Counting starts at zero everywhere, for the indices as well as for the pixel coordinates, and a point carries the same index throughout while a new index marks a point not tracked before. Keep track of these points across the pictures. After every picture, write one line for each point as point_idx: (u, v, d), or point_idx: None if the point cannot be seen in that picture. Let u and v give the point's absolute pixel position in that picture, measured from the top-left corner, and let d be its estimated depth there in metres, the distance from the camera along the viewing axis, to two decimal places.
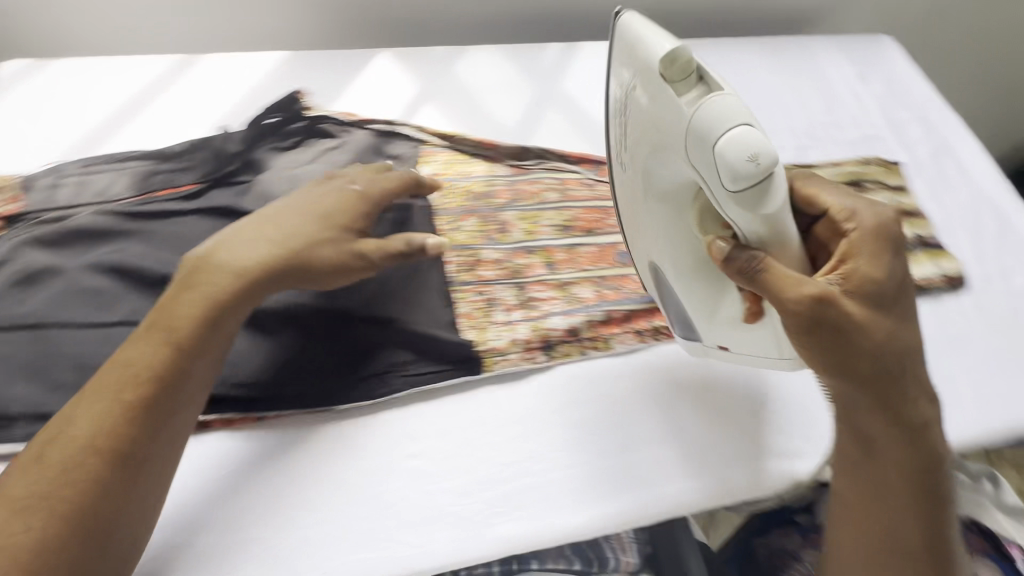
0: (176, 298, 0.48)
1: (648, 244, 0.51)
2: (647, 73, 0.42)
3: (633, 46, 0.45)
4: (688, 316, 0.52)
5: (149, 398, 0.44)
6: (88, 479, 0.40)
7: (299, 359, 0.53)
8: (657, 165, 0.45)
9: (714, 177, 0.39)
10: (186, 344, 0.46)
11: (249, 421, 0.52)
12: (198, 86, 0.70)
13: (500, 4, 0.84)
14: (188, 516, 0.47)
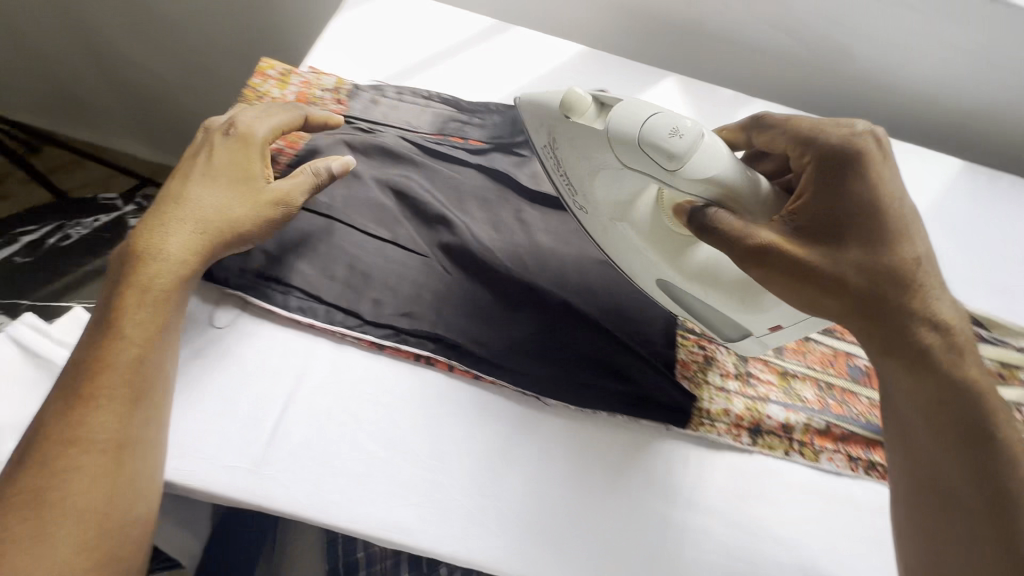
0: (171, 230, 0.49)
1: (648, 266, 0.52)
2: (565, 126, 0.49)
3: (538, 110, 0.51)
4: (734, 324, 0.51)
5: (118, 461, 0.42)
6: (95, 506, 0.41)
7: (532, 347, 0.54)
8: (604, 182, 0.50)
9: (654, 161, 0.44)
10: (100, 390, 0.43)
11: (468, 377, 0.52)
12: (504, 52, 0.74)
13: (800, 63, 0.80)
14: (395, 441, 0.49)
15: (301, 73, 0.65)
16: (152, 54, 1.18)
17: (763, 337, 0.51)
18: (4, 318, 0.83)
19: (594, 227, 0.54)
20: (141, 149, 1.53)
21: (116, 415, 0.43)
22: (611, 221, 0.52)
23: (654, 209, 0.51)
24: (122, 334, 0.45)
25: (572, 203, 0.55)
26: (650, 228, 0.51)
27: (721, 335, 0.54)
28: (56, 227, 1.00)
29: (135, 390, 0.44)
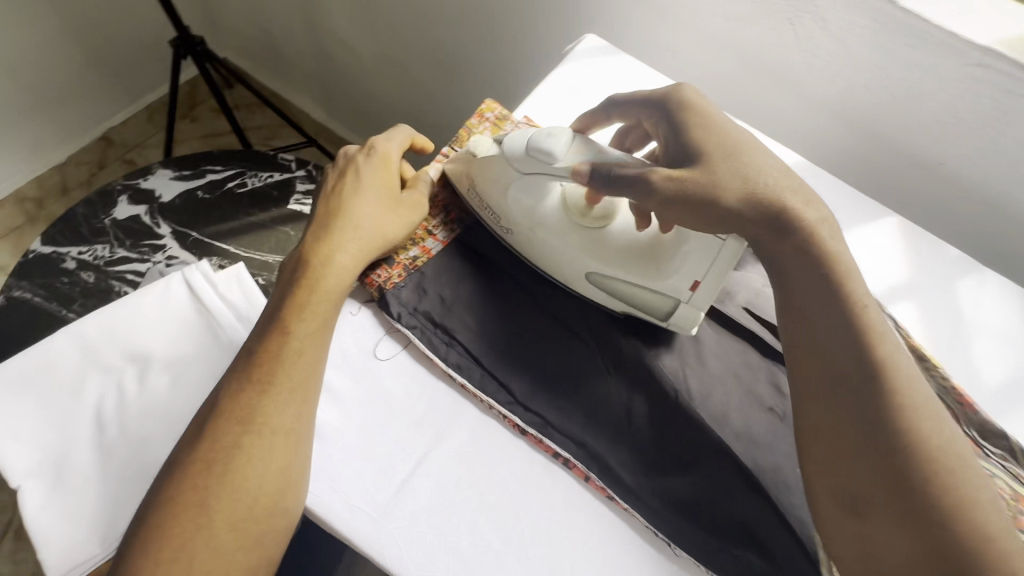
0: (338, 246, 0.51)
1: (572, 265, 0.55)
2: (479, 165, 0.56)
3: (461, 161, 0.58)
4: (662, 298, 0.53)
5: (279, 450, 0.43)
6: (249, 500, 0.42)
7: (679, 488, 0.49)
8: (518, 194, 0.55)
9: (542, 163, 0.52)
10: (282, 379, 0.45)
11: (602, 494, 0.49)
12: None
13: None
14: (512, 536, 0.47)
15: (516, 120, 0.65)
16: (358, 35, 1.26)
17: (692, 300, 0.52)
18: (176, 243, 1.00)
19: (521, 243, 0.56)
20: (315, 109, 1.65)
21: (278, 430, 0.44)
22: (530, 232, 0.55)
23: (561, 211, 0.55)
24: (302, 351, 0.47)
25: (495, 228, 0.57)
26: (562, 229, 0.55)
27: (655, 317, 0.54)
28: (237, 172, 1.07)
29: (299, 407, 0.45)
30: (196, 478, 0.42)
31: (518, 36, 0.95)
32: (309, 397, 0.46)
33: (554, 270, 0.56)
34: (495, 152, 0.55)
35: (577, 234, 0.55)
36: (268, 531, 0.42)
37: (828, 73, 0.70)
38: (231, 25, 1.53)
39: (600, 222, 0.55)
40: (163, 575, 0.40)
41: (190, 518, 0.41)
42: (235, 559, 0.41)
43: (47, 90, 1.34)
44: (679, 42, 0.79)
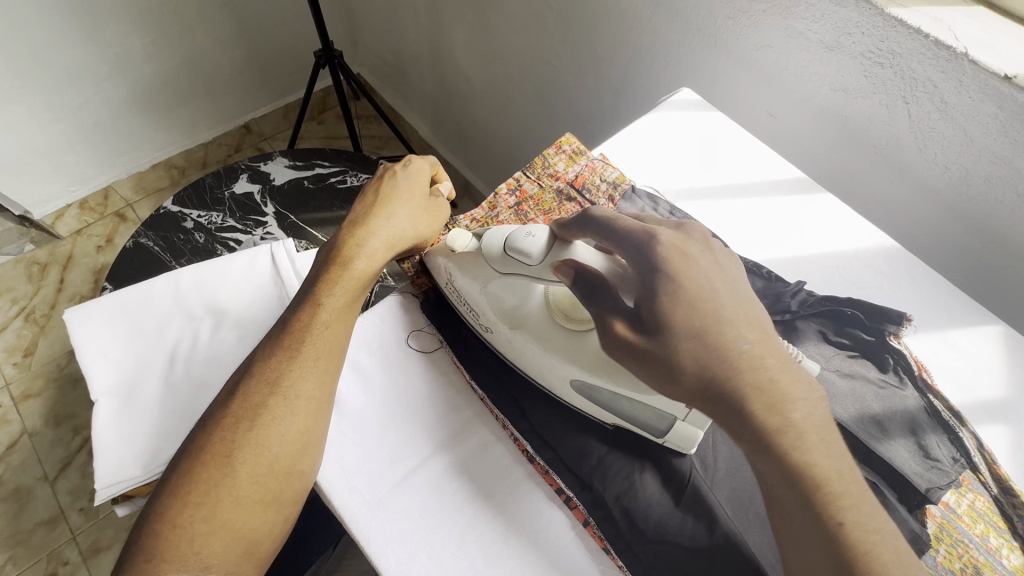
0: (372, 232, 0.55)
1: (551, 368, 0.49)
2: (466, 266, 0.52)
3: (446, 262, 0.54)
4: (654, 412, 0.46)
5: (295, 412, 0.46)
6: (263, 452, 0.45)
7: None
8: (498, 293, 0.51)
9: (518, 263, 0.48)
10: (316, 352, 0.49)
11: (598, 544, 0.46)
12: (798, 214, 0.66)
13: None
14: (498, 560, 0.45)
15: (591, 157, 0.67)
16: (474, 67, 1.36)
17: (689, 415, 0.44)
18: (275, 222, 1.12)
19: (502, 342, 0.52)
20: (423, 128, 1.78)
21: (302, 392, 0.47)
22: (509, 331, 0.51)
23: (544, 311, 0.51)
24: (330, 327, 0.50)
25: (474, 324, 0.54)
26: (542, 332, 0.50)
27: (651, 432, 0.47)
28: (341, 170, 1.18)
29: (322, 375, 0.48)
30: (227, 431, 0.45)
31: (618, 83, 0.98)
32: (333, 363, 0.49)
33: (537, 373, 0.51)
34: (476, 246, 0.51)
35: (559, 336, 0.49)
36: (288, 488, 0.45)
37: (942, 159, 0.65)
38: (370, 45, 1.72)
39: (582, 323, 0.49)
40: (192, 517, 0.42)
41: (212, 463, 0.44)
42: (254, 511, 0.43)
43: (211, 79, 1.58)
44: (780, 108, 0.77)
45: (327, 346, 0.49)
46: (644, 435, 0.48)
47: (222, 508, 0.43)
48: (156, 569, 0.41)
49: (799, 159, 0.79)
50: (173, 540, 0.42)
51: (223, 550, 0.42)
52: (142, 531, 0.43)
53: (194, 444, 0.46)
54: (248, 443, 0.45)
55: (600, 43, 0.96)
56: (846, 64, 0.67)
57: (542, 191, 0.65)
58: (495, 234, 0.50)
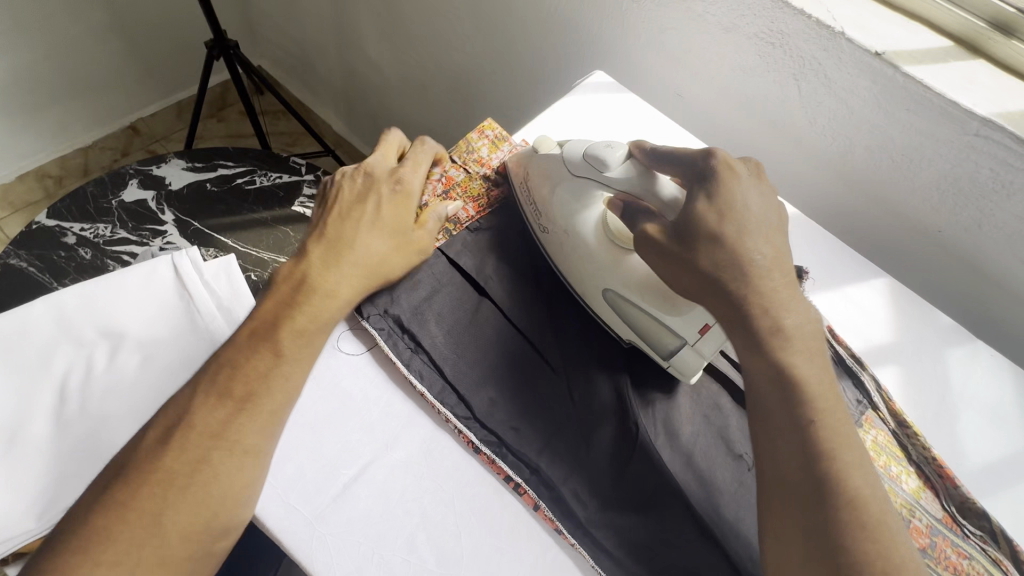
0: (338, 274, 0.50)
1: (597, 270, 0.53)
2: (544, 162, 0.57)
3: (525, 161, 0.59)
4: (669, 334, 0.50)
5: (233, 456, 0.42)
6: (187, 504, 0.40)
7: (633, 532, 0.46)
8: (565, 197, 0.55)
9: (592, 169, 0.52)
10: (259, 386, 0.44)
11: (549, 526, 0.47)
12: None
13: None
14: (450, 558, 0.44)
15: (513, 141, 0.65)
16: (385, 56, 1.31)
17: (699, 342, 0.49)
18: (176, 231, 1.02)
19: (555, 245, 0.56)
20: (336, 123, 1.70)
21: (245, 449, 0.42)
22: (564, 234, 0.55)
23: (599, 225, 0.55)
24: (276, 363, 0.45)
25: (534, 223, 0.58)
26: (594, 238, 0.54)
27: (657, 354, 0.51)
28: (248, 169, 1.10)
29: (265, 422, 0.44)
30: (147, 482, 0.40)
31: (534, 68, 0.98)
32: (281, 414, 0.45)
33: (579, 281, 0.55)
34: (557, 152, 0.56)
35: (605, 250, 0.53)
36: (213, 547, 0.41)
37: (829, 131, 0.71)
38: (269, 35, 1.60)
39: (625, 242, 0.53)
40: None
41: (124, 507, 0.39)
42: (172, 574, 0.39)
43: (83, 76, 1.40)
44: (686, 88, 0.81)
45: (270, 383, 0.45)
46: (651, 354, 0.52)
47: (130, 565, 0.38)
48: None
49: (707, 136, 0.83)
50: None
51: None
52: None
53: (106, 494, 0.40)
54: (173, 501, 0.40)
55: (513, 28, 0.96)
56: (742, 44, 0.71)
57: (468, 177, 0.62)
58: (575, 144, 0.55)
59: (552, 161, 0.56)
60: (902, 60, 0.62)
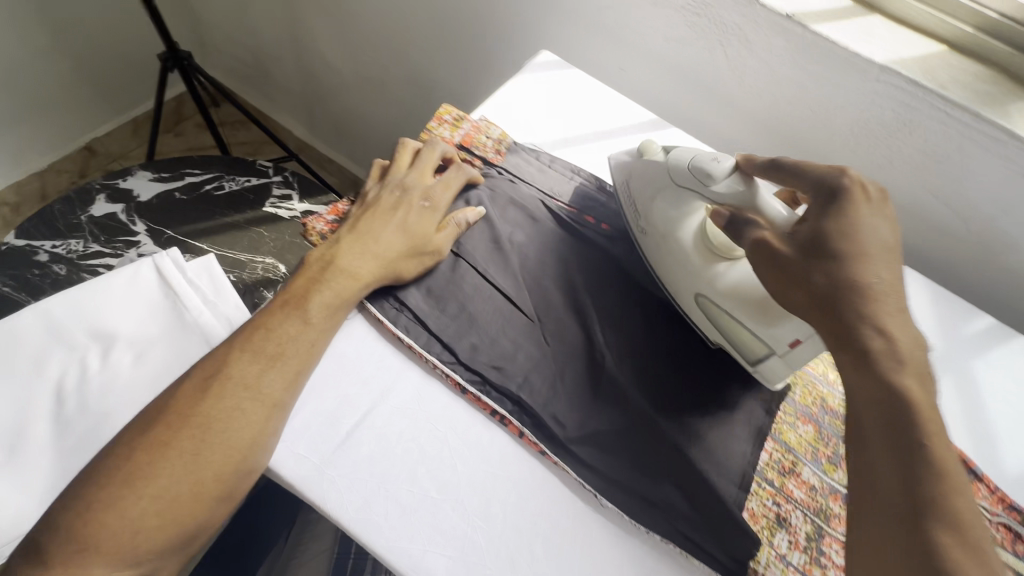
0: (352, 257, 0.56)
1: (692, 274, 0.57)
2: (648, 164, 0.62)
3: (633, 168, 0.64)
4: (760, 345, 0.53)
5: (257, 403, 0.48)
6: (218, 447, 0.45)
7: (612, 447, 0.53)
8: (663, 205, 0.60)
9: (695, 178, 0.58)
10: (283, 343, 0.51)
11: (534, 449, 0.52)
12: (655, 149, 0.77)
13: (957, 242, 0.76)
14: (448, 486, 0.50)
15: (473, 120, 0.71)
16: (341, 57, 1.34)
17: (785, 354, 0.52)
18: (150, 240, 1.03)
19: (653, 245, 0.61)
20: (297, 127, 1.72)
21: (275, 401, 0.48)
22: (661, 238, 0.60)
23: (697, 233, 0.59)
24: (292, 325, 0.51)
25: (635, 227, 0.64)
26: (689, 246, 0.58)
27: (744, 359, 0.56)
28: (215, 176, 1.13)
29: (288, 376, 0.50)
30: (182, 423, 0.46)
31: (486, 55, 1.03)
32: (304, 371, 0.51)
33: (672, 284, 0.60)
34: (659, 156, 0.62)
35: (700, 257, 0.57)
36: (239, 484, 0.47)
37: (756, 89, 0.79)
38: (220, 45, 1.60)
39: (727, 253, 0.57)
40: (142, 507, 0.42)
41: (161, 447, 0.44)
42: (207, 505, 0.44)
43: (32, 97, 1.38)
44: (627, 62, 0.87)
45: (287, 342, 0.51)
46: (738, 359, 0.57)
47: (169, 498, 0.43)
48: (83, 554, 0.41)
49: (649, 105, 0.90)
50: (104, 525, 0.42)
51: (168, 542, 0.43)
52: (79, 524, 0.42)
53: (144, 434, 0.45)
54: (209, 441, 0.45)
55: (463, 19, 1.01)
56: (672, 17, 0.78)
57: None
58: (681, 152, 0.60)
59: (655, 161, 0.62)
60: (810, 19, 0.69)
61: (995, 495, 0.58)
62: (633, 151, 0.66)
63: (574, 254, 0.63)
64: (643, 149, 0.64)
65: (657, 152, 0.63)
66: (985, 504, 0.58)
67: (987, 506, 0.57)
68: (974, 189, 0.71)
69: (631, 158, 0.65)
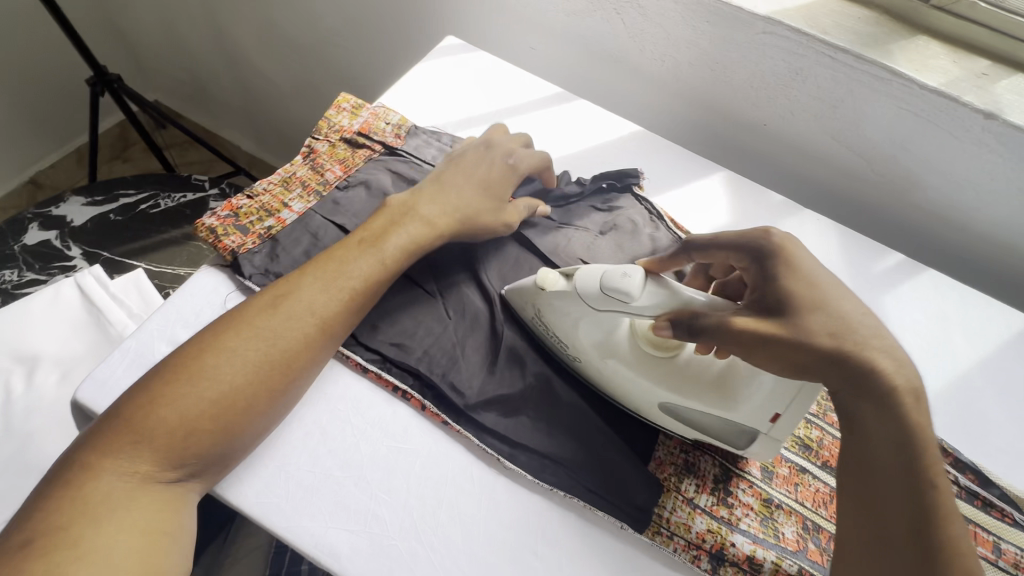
0: (387, 207, 0.57)
1: (646, 388, 0.52)
2: (563, 300, 0.52)
3: (542, 300, 0.53)
4: (736, 428, 0.51)
5: (305, 321, 0.49)
6: (261, 359, 0.46)
7: (511, 407, 0.54)
8: (590, 328, 0.52)
9: (616, 304, 0.49)
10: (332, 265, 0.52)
11: (437, 421, 0.53)
12: (561, 122, 0.78)
13: (865, 185, 0.78)
14: (351, 464, 0.50)
15: (372, 107, 0.71)
16: (273, 67, 1.34)
17: (770, 431, 0.49)
18: (86, 264, 1.03)
19: (596, 372, 0.54)
20: (244, 142, 1.71)
21: (329, 330, 0.50)
22: (602, 360, 0.53)
23: (634, 339, 0.53)
24: (351, 249, 0.53)
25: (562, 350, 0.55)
26: (633, 357, 0.52)
27: (732, 444, 0.53)
28: (150, 195, 1.13)
29: (331, 298, 0.50)
30: (253, 332, 0.47)
31: (405, 48, 1.04)
32: (360, 304, 0.52)
33: (629, 398, 0.54)
34: (564, 285, 0.51)
35: (648, 361, 0.52)
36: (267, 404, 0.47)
37: (657, 54, 0.80)
38: (157, 66, 1.60)
39: (671, 349, 0.52)
40: (174, 412, 0.43)
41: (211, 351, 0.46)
42: (231, 426, 0.45)
43: None
44: (535, 41, 0.88)
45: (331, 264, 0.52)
46: (726, 446, 0.53)
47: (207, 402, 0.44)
48: (115, 447, 0.42)
49: (563, 82, 0.91)
50: (141, 424, 0.43)
51: (198, 451, 0.44)
52: (141, 413, 0.43)
53: (214, 336, 0.47)
54: (270, 352, 0.47)
55: (377, 14, 1.01)
56: None
57: (332, 145, 0.68)
58: (588, 283, 0.50)
59: (568, 294, 0.51)
60: None
61: None
62: (526, 285, 0.54)
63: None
64: (546, 284, 0.52)
65: (564, 290, 0.51)
66: None
67: None
68: (871, 130, 0.72)
69: (526, 283, 0.54)
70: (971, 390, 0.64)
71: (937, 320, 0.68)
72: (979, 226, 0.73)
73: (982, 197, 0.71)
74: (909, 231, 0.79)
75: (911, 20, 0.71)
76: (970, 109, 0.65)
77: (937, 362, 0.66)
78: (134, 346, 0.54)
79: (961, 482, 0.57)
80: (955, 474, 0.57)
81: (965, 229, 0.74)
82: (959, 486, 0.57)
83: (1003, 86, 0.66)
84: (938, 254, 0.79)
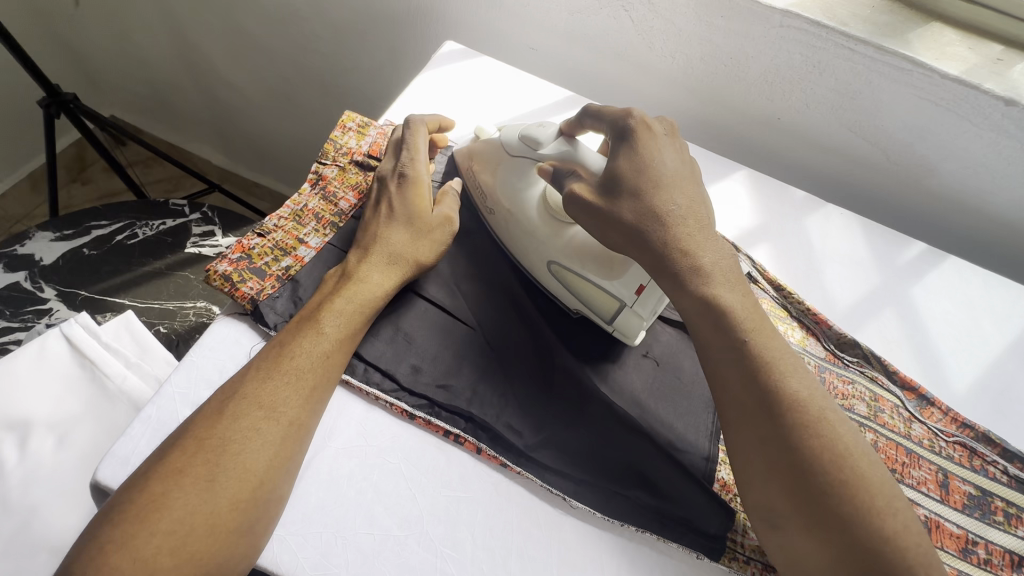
0: (371, 266, 0.53)
1: (540, 245, 0.57)
2: (489, 145, 0.61)
3: (481, 152, 0.62)
4: (611, 299, 0.53)
5: (280, 430, 0.45)
6: (240, 479, 0.42)
7: (570, 442, 0.51)
8: (505, 179, 0.59)
9: (526, 148, 0.57)
10: (299, 357, 0.47)
11: (496, 463, 0.50)
12: None
13: (880, 173, 0.78)
14: (411, 521, 0.47)
15: (379, 125, 0.66)
16: (244, 77, 1.26)
17: (636, 304, 0.52)
18: (62, 305, 0.94)
19: (500, 225, 0.60)
20: (214, 156, 1.61)
21: (304, 422, 0.46)
22: (507, 215, 0.59)
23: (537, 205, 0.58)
24: (314, 328, 0.49)
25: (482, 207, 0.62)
26: (530, 216, 0.57)
27: (601, 319, 0.55)
28: (125, 224, 1.05)
29: (302, 398, 0.46)
30: (202, 446, 0.43)
31: (393, 51, 0.99)
32: (329, 379, 0.48)
33: (523, 256, 0.58)
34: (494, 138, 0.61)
35: (540, 220, 0.57)
36: (260, 517, 0.43)
37: (667, 51, 0.77)
38: (113, 81, 1.48)
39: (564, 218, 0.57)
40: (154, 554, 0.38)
41: (178, 481, 0.41)
42: (227, 552, 0.41)
43: None
44: (536, 40, 0.84)
45: (296, 358, 0.47)
46: (596, 319, 0.56)
47: (190, 537, 0.39)
48: None
49: (566, 81, 0.88)
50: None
51: None
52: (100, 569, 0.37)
53: (162, 461, 0.42)
54: (240, 465, 0.42)
55: (359, 16, 0.95)
56: None
57: (342, 169, 0.63)
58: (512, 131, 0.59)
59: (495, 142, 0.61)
60: None
61: (949, 416, 0.60)
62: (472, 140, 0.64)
63: (497, 261, 0.60)
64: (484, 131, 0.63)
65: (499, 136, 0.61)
66: (941, 426, 0.59)
67: (943, 428, 0.59)
68: (888, 120, 0.72)
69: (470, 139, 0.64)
70: (1005, 373, 0.65)
71: (964, 305, 0.69)
72: (994, 208, 0.74)
73: (999, 180, 0.71)
74: (925, 215, 0.79)
75: (923, 7, 0.70)
76: (991, 96, 0.64)
77: (970, 348, 0.66)
78: (156, 413, 0.49)
79: (1012, 471, 0.57)
80: (1004, 463, 0.57)
81: (981, 211, 0.75)
82: (1009, 475, 0.57)
83: (1018, 71, 0.66)
84: (953, 236, 0.80)
